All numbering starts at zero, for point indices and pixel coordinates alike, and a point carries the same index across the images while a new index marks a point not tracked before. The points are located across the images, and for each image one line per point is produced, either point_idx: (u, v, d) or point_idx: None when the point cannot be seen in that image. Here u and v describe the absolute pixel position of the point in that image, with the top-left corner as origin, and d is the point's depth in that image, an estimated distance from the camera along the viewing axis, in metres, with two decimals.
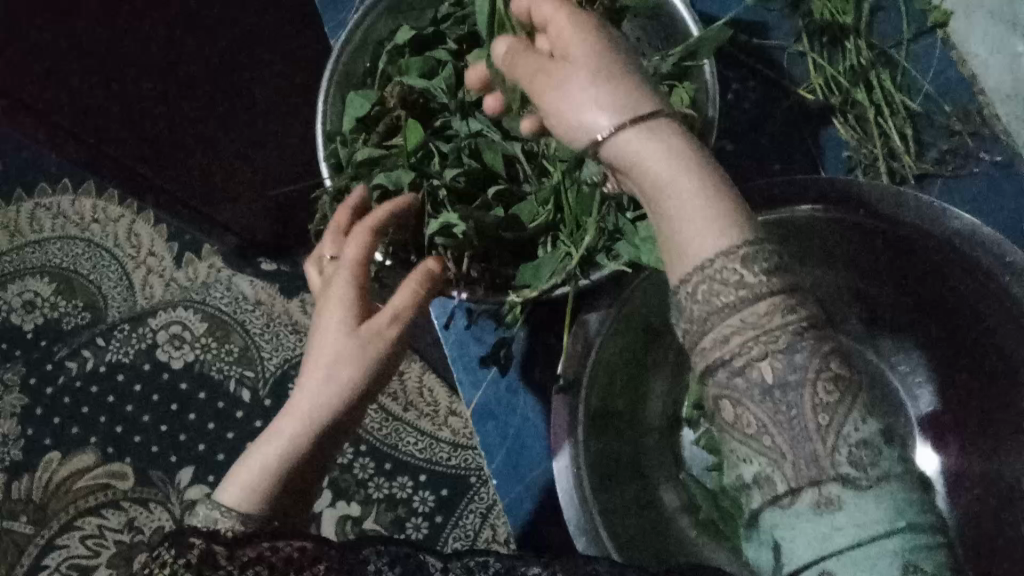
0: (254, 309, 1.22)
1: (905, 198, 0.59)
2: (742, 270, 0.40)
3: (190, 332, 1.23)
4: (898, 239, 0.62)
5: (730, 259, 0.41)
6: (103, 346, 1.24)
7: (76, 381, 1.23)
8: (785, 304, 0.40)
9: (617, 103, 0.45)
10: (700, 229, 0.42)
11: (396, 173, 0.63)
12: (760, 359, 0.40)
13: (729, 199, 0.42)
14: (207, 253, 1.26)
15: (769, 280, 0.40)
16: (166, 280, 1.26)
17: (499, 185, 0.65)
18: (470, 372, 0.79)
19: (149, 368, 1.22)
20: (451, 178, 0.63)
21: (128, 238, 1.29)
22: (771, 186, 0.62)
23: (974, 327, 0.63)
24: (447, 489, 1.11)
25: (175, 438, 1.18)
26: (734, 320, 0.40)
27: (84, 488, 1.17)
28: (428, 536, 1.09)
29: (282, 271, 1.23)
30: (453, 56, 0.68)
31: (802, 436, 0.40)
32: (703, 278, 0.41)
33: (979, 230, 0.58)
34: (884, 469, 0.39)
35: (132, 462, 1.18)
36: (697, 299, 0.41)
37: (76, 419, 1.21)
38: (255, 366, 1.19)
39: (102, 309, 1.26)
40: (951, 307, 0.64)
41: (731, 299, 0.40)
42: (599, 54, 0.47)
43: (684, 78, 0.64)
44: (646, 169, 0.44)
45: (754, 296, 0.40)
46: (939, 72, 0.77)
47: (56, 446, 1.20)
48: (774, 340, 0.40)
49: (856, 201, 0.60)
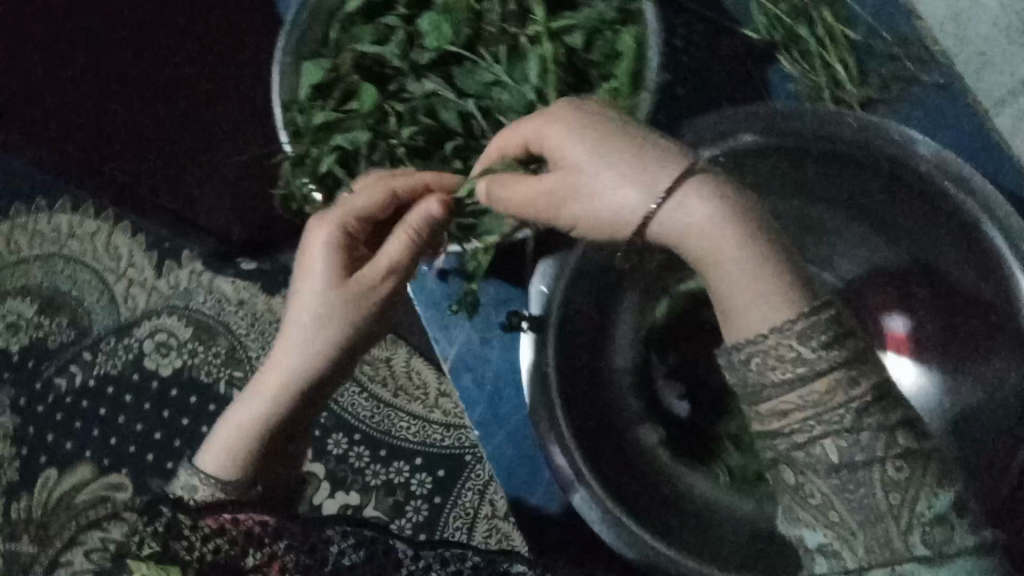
0: (238, 309, 1.22)
1: (852, 120, 0.69)
2: (797, 348, 0.56)
3: (176, 338, 1.22)
4: (842, 155, 0.71)
5: (780, 339, 0.56)
6: (90, 360, 1.24)
7: (66, 397, 1.23)
8: (833, 378, 0.55)
9: (692, 229, 0.60)
10: (764, 306, 0.57)
11: (353, 134, 0.81)
12: (818, 432, 0.55)
13: (780, 282, 0.58)
14: (188, 260, 1.26)
15: (824, 353, 0.55)
16: (149, 289, 1.26)
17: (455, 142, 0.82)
18: (442, 326, 0.92)
19: (138, 378, 1.22)
20: (409, 137, 0.81)
21: (106, 251, 1.29)
22: (726, 117, 0.71)
23: (916, 230, 0.74)
24: (443, 469, 1.12)
25: (170, 445, 1.18)
26: (794, 399, 0.56)
27: (83, 502, 1.14)
28: (428, 516, 1.11)
29: (263, 269, 1.23)
30: (403, 22, 0.86)
31: (877, 514, 0.55)
32: (756, 352, 0.57)
33: (948, 160, 0.67)
34: (955, 546, 0.55)
35: (129, 473, 1.18)
36: (755, 372, 0.57)
37: (69, 434, 1.21)
38: (244, 367, 1.20)
39: (86, 326, 1.26)
40: (908, 218, 0.74)
41: (786, 376, 0.56)
42: (636, 178, 0.61)
43: (625, 21, 0.81)
44: (715, 275, 0.60)
45: (803, 370, 0.55)
46: (879, 4, 0.86)
47: (52, 463, 1.20)
48: (775, 343, 0.56)
49: (800, 125, 0.70)
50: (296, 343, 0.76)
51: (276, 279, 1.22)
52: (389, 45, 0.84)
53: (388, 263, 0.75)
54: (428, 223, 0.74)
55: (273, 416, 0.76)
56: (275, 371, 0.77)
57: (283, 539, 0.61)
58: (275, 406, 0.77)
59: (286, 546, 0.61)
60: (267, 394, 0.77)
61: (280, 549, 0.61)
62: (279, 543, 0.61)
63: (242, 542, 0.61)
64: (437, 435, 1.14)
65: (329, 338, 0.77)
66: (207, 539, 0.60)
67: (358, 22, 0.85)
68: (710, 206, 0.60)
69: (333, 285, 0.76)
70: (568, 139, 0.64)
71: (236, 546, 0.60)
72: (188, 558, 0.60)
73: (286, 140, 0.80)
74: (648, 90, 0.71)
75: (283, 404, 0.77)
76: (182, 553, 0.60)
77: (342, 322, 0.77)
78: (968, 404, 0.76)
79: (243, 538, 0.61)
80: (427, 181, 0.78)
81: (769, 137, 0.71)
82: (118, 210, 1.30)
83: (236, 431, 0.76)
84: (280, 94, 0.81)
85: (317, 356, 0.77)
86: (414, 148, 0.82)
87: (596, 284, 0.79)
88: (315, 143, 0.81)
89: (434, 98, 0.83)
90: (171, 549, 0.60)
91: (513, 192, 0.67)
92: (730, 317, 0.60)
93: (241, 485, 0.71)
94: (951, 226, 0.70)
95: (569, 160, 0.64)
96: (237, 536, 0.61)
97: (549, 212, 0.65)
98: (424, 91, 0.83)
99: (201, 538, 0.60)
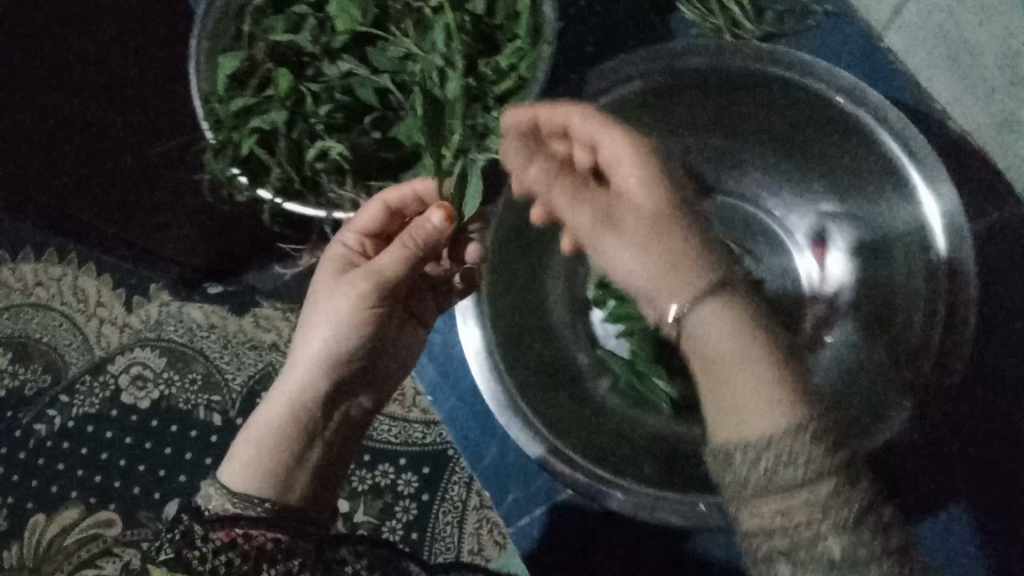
0: (209, 334, 1.23)
1: (756, 53, 0.77)
2: (812, 451, 0.54)
3: (151, 370, 1.23)
4: (732, 80, 0.80)
5: (799, 437, 0.54)
6: (67, 402, 1.24)
7: (47, 441, 1.23)
8: (834, 485, 0.54)
9: (713, 336, 0.59)
10: (756, 408, 0.56)
11: (272, 117, 0.88)
12: (822, 529, 0.53)
13: (767, 391, 0.56)
14: (156, 293, 1.27)
15: (836, 454, 0.55)
16: (120, 326, 1.27)
17: (371, 115, 0.90)
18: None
19: (117, 413, 1.22)
20: (327, 117, 0.89)
21: (74, 293, 1.29)
22: (626, 61, 0.80)
23: (817, 142, 0.84)
24: (428, 466, 1.13)
25: (156, 476, 1.19)
26: (805, 491, 0.54)
27: (75, 544, 1.17)
28: (418, 514, 1.12)
29: (229, 291, 1.24)
30: (312, 10, 0.93)
31: None
32: (768, 455, 0.55)
33: (858, 88, 0.75)
34: None
35: (118, 508, 1.18)
36: (765, 471, 0.55)
37: (54, 477, 1.21)
38: (221, 391, 1.21)
39: (61, 369, 1.27)
40: (805, 124, 0.83)
41: (802, 473, 0.54)
42: (655, 242, 0.62)
43: None
44: (727, 375, 0.58)
45: (819, 470, 0.54)
46: None
47: (41, 508, 1.20)
48: (748, 425, 0.56)
49: (697, 61, 0.79)
50: (309, 355, 0.84)
51: (241, 297, 1.23)
52: (302, 32, 0.91)
53: (386, 274, 0.83)
54: (431, 234, 0.79)
55: (291, 425, 0.82)
56: (294, 380, 0.84)
57: (298, 555, 0.74)
58: (290, 415, 0.82)
59: (299, 561, 0.74)
60: (283, 404, 0.83)
61: (294, 565, 0.74)
62: (292, 559, 0.74)
63: (255, 556, 0.73)
64: (418, 434, 1.15)
65: (341, 343, 0.84)
66: (220, 550, 0.73)
67: (267, 13, 0.92)
68: (727, 316, 0.59)
69: (341, 294, 0.84)
70: (647, 186, 0.64)
71: (248, 561, 0.72)
72: (204, 566, 0.73)
73: (208, 129, 0.87)
74: (550, 43, 0.82)
75: (299, 413, 0.83)
76: (198, 561, 0.73)
77: (355, 328, 0.84)
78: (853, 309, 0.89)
79: (257, 552, 0.73)
80: (340, 149, 0.87)
81: (662, 78, 0.81)
82: (81, 252, 1.30)
83: (255, 442, 0.81)
84: (199, 88, 0.87)
85: (326, 364, 0.84)
86: (333, 125, 0.89)
87: (518, 245, 0.90)
88: (235, 127, 0.88)
89: (348, 76, 0.90)
90: (187, 556, 0.73)
91: (574, 206, 0.68)
92: (728, 413, 0.58)
93: (251, 502, 0.76)
94: (840, 142, 0.81)
95: (637, 219, 0.63)
96: (250, 550, 0.73)
97: (590, 233, 0.67)
98: (338, 71, 0.91)
99: (214, 549, 0.73)
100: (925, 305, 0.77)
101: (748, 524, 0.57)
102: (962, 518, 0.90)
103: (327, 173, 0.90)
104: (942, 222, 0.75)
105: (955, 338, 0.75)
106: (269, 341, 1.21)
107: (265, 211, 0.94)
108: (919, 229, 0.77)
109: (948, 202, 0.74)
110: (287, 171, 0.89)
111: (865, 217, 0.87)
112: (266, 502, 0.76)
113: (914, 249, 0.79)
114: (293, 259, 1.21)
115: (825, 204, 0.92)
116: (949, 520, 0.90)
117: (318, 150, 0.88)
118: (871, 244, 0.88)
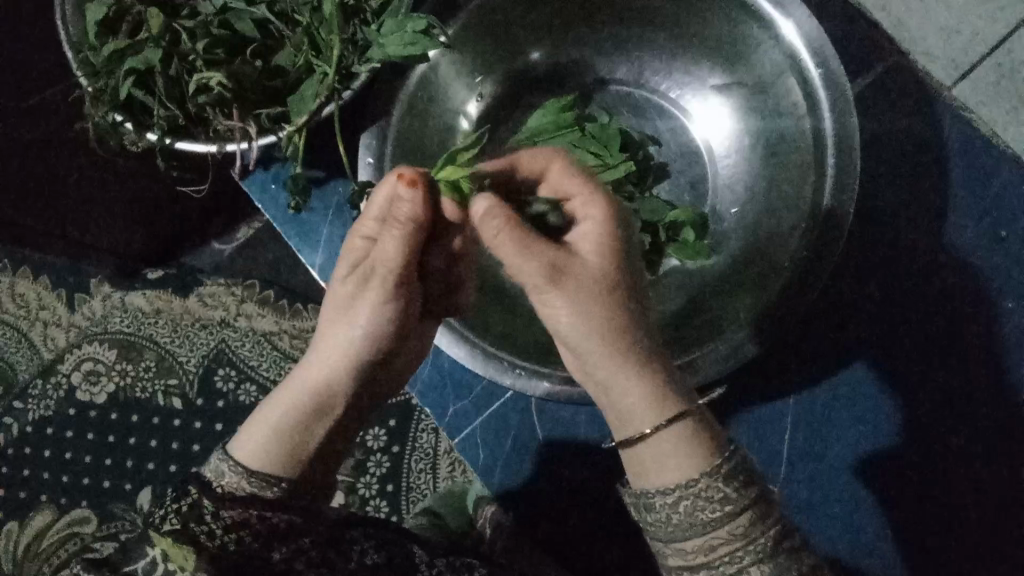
0: (156, 320, 1.05)
1: None
2: (722, 486, 0.48)
3: (103, 364, 1.06)
4: None
5: (713, 478, 0.48)
6: (22, 408, 1.06)
7: (7, 450, 1.05)
8: (751, 516, 0.48)
9: (664, 450, 0.50)
10: (671, 470, 0.50)
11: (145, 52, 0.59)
12: (745, 563, 0.48)
13: (679, 463, 0.49)
14: (97, 287, 1.07)
15: (747, 491, 0.49)
16: (66, 326, 1.08)
17: (252, 45, 0.61)
18: (303, 232, 0.73)
19: (74, 412, 1.05)
20: (204, 50, 0.60)
21: (14, 299, 1.09)
22: None
23: None
24: (395, 418, 1.00)
25: (123, 468, 1.03)
26: (721, 532, 0.48)
27: (53, 546, 1.01)
28: (392, 467, 0.98)
29: (171, 273, 1.07)
30: None
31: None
32: (686, 494, 0.49)
33: None
34: None
35: (92, 504, 1.02)
36: (684, 514, 0.49)
37: (22, 483, 1.04)
38: (179, 374, 1.04)
39: (9, 378, 1.08)
40: None
41: (718, 512, 0.48)
42: (602, 320, 0.51)
43: None
44: (654, 454, 0.50)
45: (732, 508, 0.48)
46: None
47: (11, 516, 1.03)
48: (668, 467, 0.50)
49: None
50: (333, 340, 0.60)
51: (186, 279, 1.07)
52: None
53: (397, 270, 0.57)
54: (409, 209, 0.54)
55: (314, 409, 0.59)
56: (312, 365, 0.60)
57: (309, 534, 0.55)
58: (307, 403, 0.59)
59: (311, 539, 0.56)
60: (296, 390, 0.59)
61: (307, 545, 0.55)
62: (303, 538, 0.55)
63: (267, 536, 0.54)
64: None
65: (376, 333, 0.60)
66: (230, 527, 0.53)
67: None
68: (690, 434, 0.50)
69: (368, 287, 0.59)
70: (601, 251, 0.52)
71: (261, 539, 0.54)
72: (212, 545, 0.53)
73: (79, 73, 0.61)
74: None
75: (321, 398, 0.59)
76: (205, 537, 0.53)
77: (381, 319, 0.60)
78: (743, 200, 0.69)
79: (269, 533, 0.54)
80: (220, 78, 0.58)
81: None
82: (12, 255, 1.09)
83: (270, 418, 0.58)
84: (66, 40, 0.62)
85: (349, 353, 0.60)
86: (218, 63, 0.60)
87: (413, 155, 0.66)
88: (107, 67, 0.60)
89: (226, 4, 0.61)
90: (194, 529, 0.53)
91: (520, 257, 0.51)
92: (643, 475, 0.51)
93: (267, 480, 0.55)
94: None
95: (585, 278, 0.51)
96: (263, 531, 0.54)
97: (524, 277, 0.52)
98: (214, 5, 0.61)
99: (225, 527, 0.54)
100: (813, 172, 0.60)
101: (670, 559, 0.50)
102: (874, 371, 0.71)
103: (212, 109, 0.60)
104: (807, 52, 0.59)
105: (846, 199, 0.58)
106: (217, 318, 1.05)
107: (157, 160, 0.64)
108: (793, 64, 0.60)
109: (810, 30, 0.59)
110: (170, 108, 0.60)
111: (748, 74, 0.67)
112: (280, 482, 0.56)
113: (795, 98, 0.62)
114: (230, 232, 1.08)
115: (710, 76, 0.71)
116: (855, 379, 0.71)
117: (196, 82, 0.59)
118: (763, 107, 0.67)
